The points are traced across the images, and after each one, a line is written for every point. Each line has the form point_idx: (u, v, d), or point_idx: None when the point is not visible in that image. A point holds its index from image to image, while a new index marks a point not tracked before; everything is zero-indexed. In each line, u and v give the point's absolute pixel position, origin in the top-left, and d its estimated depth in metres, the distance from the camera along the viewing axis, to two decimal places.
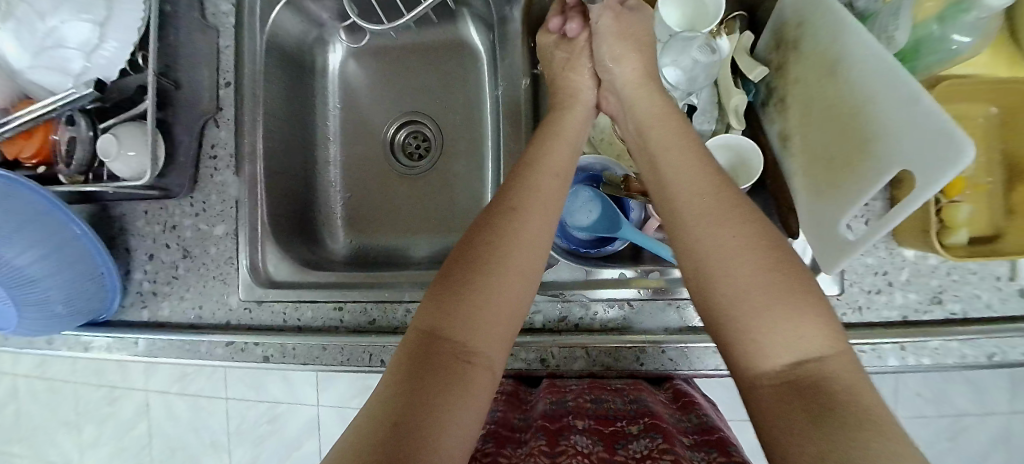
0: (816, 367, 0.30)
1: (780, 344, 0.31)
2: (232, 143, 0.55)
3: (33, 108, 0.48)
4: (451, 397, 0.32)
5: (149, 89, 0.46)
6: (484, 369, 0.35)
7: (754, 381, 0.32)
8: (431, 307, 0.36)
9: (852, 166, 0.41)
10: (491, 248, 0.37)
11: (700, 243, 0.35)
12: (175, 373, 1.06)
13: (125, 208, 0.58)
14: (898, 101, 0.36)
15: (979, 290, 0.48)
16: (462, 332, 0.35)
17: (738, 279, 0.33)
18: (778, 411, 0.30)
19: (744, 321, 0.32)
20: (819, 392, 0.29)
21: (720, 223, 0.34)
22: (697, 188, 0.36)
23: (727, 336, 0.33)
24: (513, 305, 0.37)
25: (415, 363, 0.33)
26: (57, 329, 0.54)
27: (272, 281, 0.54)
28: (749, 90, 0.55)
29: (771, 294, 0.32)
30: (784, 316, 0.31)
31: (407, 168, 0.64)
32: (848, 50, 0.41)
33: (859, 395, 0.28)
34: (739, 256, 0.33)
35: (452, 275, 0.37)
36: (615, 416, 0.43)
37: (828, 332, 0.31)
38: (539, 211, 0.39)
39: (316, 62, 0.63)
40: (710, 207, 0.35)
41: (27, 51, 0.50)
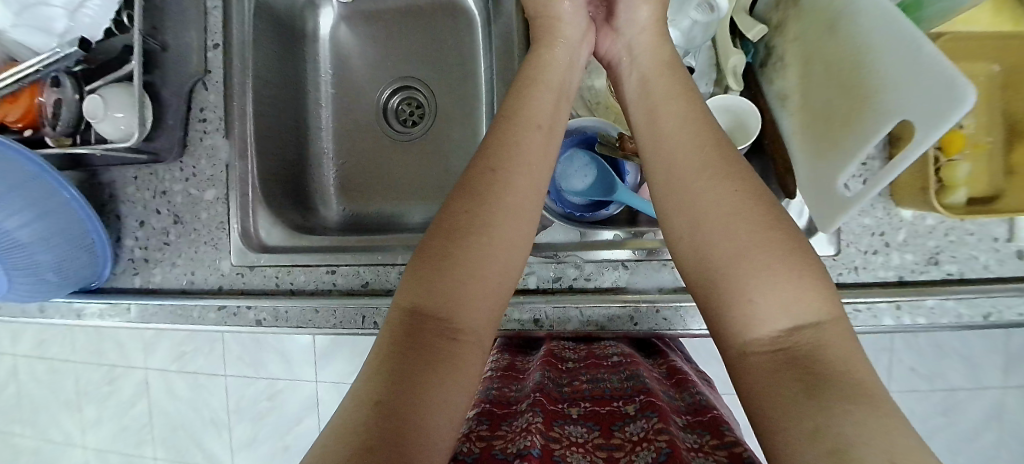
0: (811, 334, 0.30)
1: (774, 306, 0.31)
2: (221, 106, 0.54)
3: (17, 68, 0.48)
4: (439, 373, 0.32)
5: (135, 47, 0.45)
6: (472, 345, 0.34)
7: (745, 347, 0.31)
8: (415, 282, 0.35)
9: (851, 126, 0.41)
10: (471, 217, 0.36)
11: (700, 198, 0.35)
12: (174, 352, 1.07)
13: (115, 174, 0.57)
14: (902, 50, 0.36)
15: (977, 251, 0.47)
16: (447, 308, 0.34)
17: (727, 241, 0.33)
18: (771, 378, 0.29)
19: (732, 281, 0.32)
20: (810, 362, 0.28)
21: (714, 181, 0.35)
22: (694, 149, 0.37)
23: (716, 298, 0.33)
24: (500, 277, 0.37)
25: (400, 339, 0.33)
26: (46, 295, 0.54)
27: (265, 246, 0.54)
28: (748, 50, 0.53)
29: (769, 252, 0.31)
30: (779, 277, 0.31)
31: (401, 135, 0.63)
32: (849, 1, 0.40)
33: (851, 363, 0.28)
34: (733, 219, 0.33)
35: (435, 247, 0.36)
36: (612, 397, 0.41)
37: (825, 298, 0.31)
38: (524, 173, 0.39)
39: (306, 26, 0.61)
40: (712, 163, 0.36)
41: (8, 9, 0.49)
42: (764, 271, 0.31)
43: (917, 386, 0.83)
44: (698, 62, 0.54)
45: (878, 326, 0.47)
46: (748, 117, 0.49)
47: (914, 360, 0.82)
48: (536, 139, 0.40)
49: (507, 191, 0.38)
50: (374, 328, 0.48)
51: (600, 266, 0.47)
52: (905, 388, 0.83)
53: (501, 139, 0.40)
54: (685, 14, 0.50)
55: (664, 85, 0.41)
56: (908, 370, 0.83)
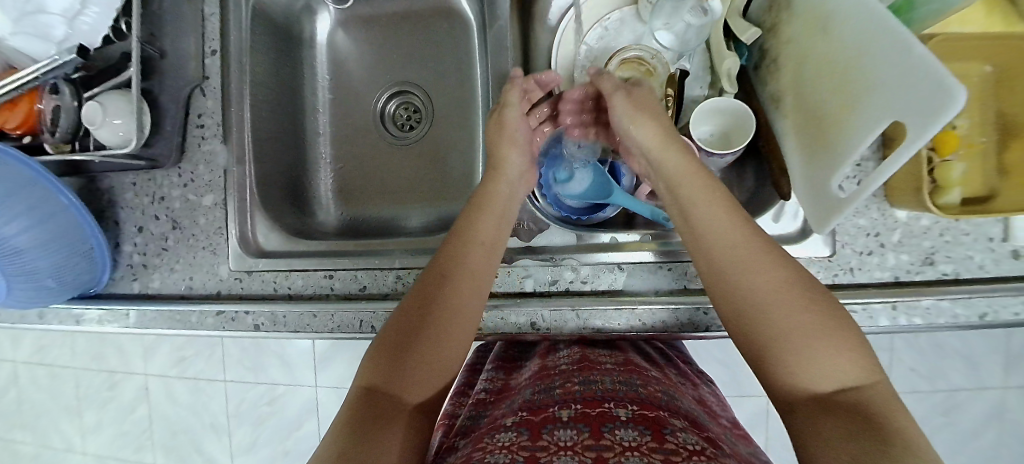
0: (855, 396, 0.30)
1: (822, 374, 0.31)
2: (219, 112, 0.54)
3: (16, 75, 0.48)
4: (391, 443, 0.32)
5: (133, 53, 0.46)
6: (418, 420, 0.35)
7: (793, 401, 0.32)
8: (377, 358, 0.37)
9: (834, 133, 0.42)
10: (427, 299, 0.39)
11: (733, 276, 0.35)
12: (174, 357, 1.06)
13: (114, 180, 0.57)
14: (888, 52, 0.36)
15: (972, 251, 0.47)
16: (402, 384, 0.36)
17: (776, 309, 0.33)
18: (816, 422, 0.30)
19: (779, 349, 0.32)
20: (862, 414, 0.29)
21: (749, 261, 0.35)
22: (723, 219, 0.37)
23: (762, 363, 0.34)
24: (454, 352, 0.39)
25: (356, 412, 0.33)
26: (47, 301, 0.55)
27: (262, 251, 0.54)
28: (742, 54, 0.53)
29: (810, 325, 0.32)
30: (827, 347, 0.31)
31: (398, 139, 0.63)
32: (837, 4, 0.40)
33: (900, 418, 0.28)
34: (775, 293, 0.34)
35: (399, 324, 0.38)
36: (603, 398, 0.39)
37: (864, 363, 0.32)
38: (472, 269, 0.41)
39: (303, 32, 0.62)
40: (736, 240, 0.36)
41: (8, 17, 0.49)
42: (811, 341, 0.32)
43: (918, 386, 0.83)
44: (693, 64, 0.54)
45: (875, 327, 0.47)
46: (743, 119, 0.49)
47: (914, 360, 0.82)
48: (491, 220, 0.44)
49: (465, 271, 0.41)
50: (372, 332, 0.48)
51: (597, 269, 0.47)
52: (906, 389, 0.83)
53: (464, 226, 0.43)
54: (677, 18, 0.50)
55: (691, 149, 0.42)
56: (909, 371, 0.83)
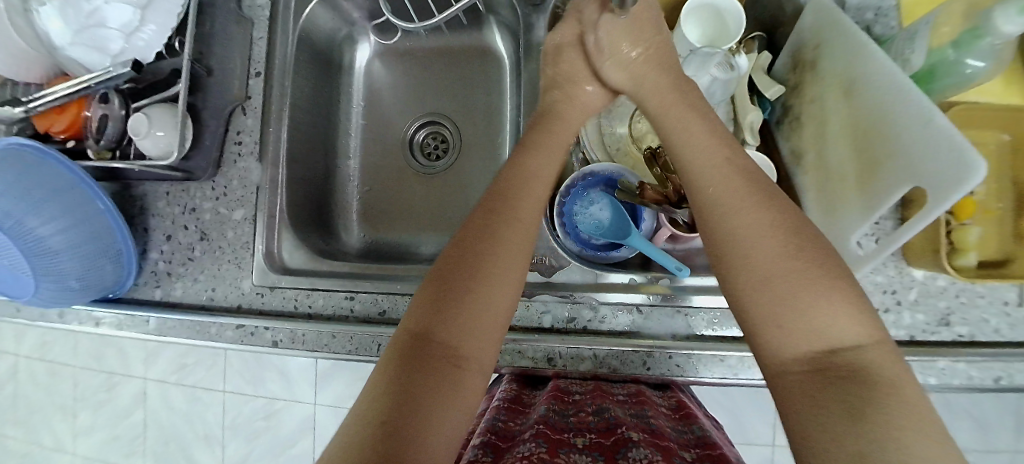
0: (854, 355, 0.28)
1: (813, 328, 0.29)
2: (257, 131, 0.56)
3: (70, 84, 0.50)
4: (439, 401, 0.33)
5: (184, 71, 0.48)
6: (473, 372, 0.36)
7: (781, 367, 0.30)
8: (421, 309, 0.37)
9: (875, 173, 0.41)
10: (476, 251, 0.39)
11: (729, 219, 0.33)
12: (176, 362, 1.06)
13: (147, 188, 0.59)
14: (914, 118, 0.37)
15: (988, 314, 0.48)
16: (451, 337, 0.36)
17: (766, 255, 0.31)
18: (805, 397, 0.28)
19: (767, 299, 0.30)
20: (857, 385, 0.26)
21: (739, 205, 0.33)
22: (719, 161, 0.36)
23: (753, 322, 0.31)
24: (500, 309, 0.38)
25: (404, 365, 0.34)
26: (70, 303, 0.56)
27: (286, 268, 0.55)
28: (765, 109, 0.56)
29: (800, 275, 0.30)
30: (820, 297, 0.29)
31: (424, 167, 0.65)
32: (864, 72, 0.42)
33: (899, 389, 0.26)
34: (765, 234, 0.31)
35: (441, 280, 0.38)
36: (616, 425, 0.39)
37: (865, 320, 0.29)
38: (525, 216, 0.41)
39: (343, 60, 0.64)
40: (734, 185, 0.34)
41: (70, 30, 0.51)
42: (806, 292, 0.29)
43: None
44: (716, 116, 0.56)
45: None
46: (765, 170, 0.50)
47: None
48: (531, 193, 0.42)
49: (510, 231, 0.40)
50: None
51: (615, 310, 0.48)
52: None
53: (507, 190, 0.42)
54: (705, 71, 0.53)
55: (690, 112, 0.40)
56: None
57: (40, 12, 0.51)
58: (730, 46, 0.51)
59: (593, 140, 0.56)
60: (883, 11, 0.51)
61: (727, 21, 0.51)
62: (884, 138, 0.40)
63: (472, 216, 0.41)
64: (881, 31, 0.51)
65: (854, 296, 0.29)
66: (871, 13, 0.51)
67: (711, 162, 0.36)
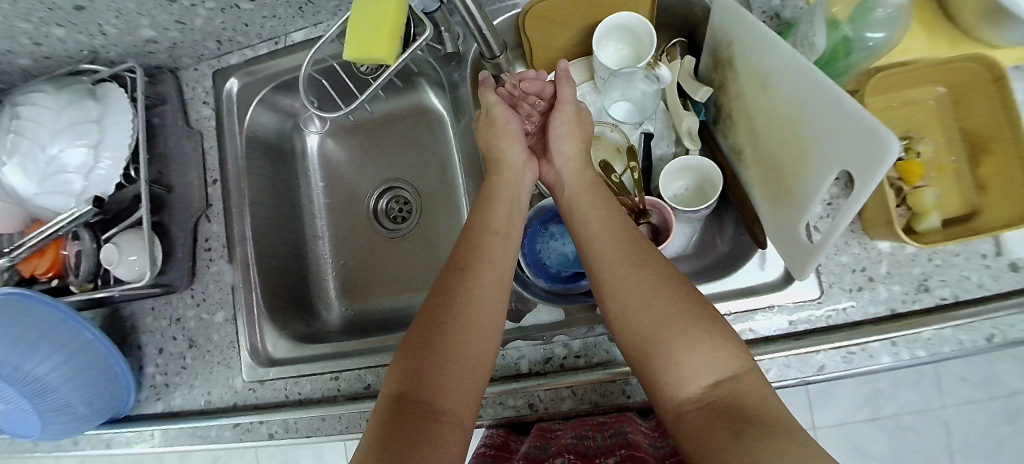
0: (730, 386, 0.32)
1: (698, 368, 0.33)
2: (223, 235, 0.59)
3: (41, 228, 0.53)
4: (424, 457, 0.34)
5: (143, 196, 0.53)
6: (452, 424, 0.36)
7: (679, 408, 0.34)
8: (400, 371, 0.39)
9: (797, 166, 0.42)
10: (447, 307, 0.40)
11: (618, 285, 0.39)
12: (208, 457, 1.08)
13: (134, 307, 0.62)
14: (825, 102, 0.37)
15: (967, 271, 0.47)
16: (428, 392, 0.37)
17: (649, 316, 0.36)
18: (698, 432, 0.32)
19: (663, 346, 0.35)
20: (736, 412, 0.31)
21: (626, 270, 0.39)
22: (607, 233, 0.42)
23: (649, 371, 0.36)
24: (475, 360, 0.39)
25: (388, 428, 0.35)
26: (79, 430, 0.58)
27: (272, 359, 0.56)
28: (699, 111, 0.56)
29: (681, 321, 0.35)
30: (695, 342, 0.34)
31: (391, 232, 0.67)
32: (774, 65, 0.43)
33: (770, 406, 0.31)
34: (651, 291, 0.37)
35: (415, 338, 0.40)
36: (594, 452, 0.40)
37: (739, 353, 0.34)
38: (492, 266, 0.43)
39: (296, 147, 0.67)
40: (620, 254, 0.40)
41: (32, 178, 0.52)
42: (690, 336, 0.34)
43: (973, 395, 0.78)
44: (655, 126, 0.57)
45: (880, 365, 0.45)
46: (712, 174, 0.53)
47: (961, 368, 0.79)
48: (496, 242, 0.45)
49: (479, 280, 0.42)
50: None
51: (589, 342, 0.48)
52: (961, 401, 0.79)
53: (473, 241, 0.45)
54: (633, 87, 0.55)
55: (589, 194, 0.47)
56: (959, 380, 0.79)
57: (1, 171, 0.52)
58: (647, 61, 0.53)
59: None
60: None
61: (639, 36, 0.54)
62: (805, 129, 0.40)
63: (441, 272, 0.44)
64: (790, 15, 0.51)
65: (724, 335, 0.34)
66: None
67: (601, 236, 0.42)
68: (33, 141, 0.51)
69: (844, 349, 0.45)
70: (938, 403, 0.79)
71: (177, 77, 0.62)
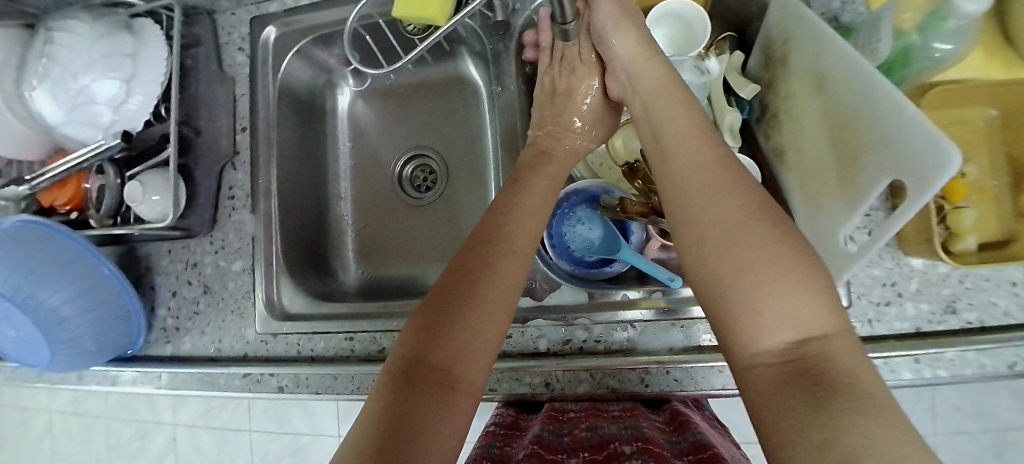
0: (818, 346, 0.31)
1: (782, 322, 0.32)
2: (248, 184, 0.58)
3: (66, 159, 0.53)
4: (435, 422, 0.34)
5: (172, 136, 0.51)
6: (466, 395, 0.36)
7: (755, 359, 0.33)
8: (415, 334, 0.38)
9: (851, 156, 0.41)
10: (470, 274, 0.40)
11: (704, 216, 0.36)
12: (202, 406, 1.08)
13: (151, 248, 0.61)
14: (886, 110, 0.36)
15: (995, 297, 0.46)
16: (443, 359, 0.36)
17: (736, 253, 0.34)
18: (775, 387, 0.31)
19: (743, 292, 0.33)
20: (823, 376, 0.29)
21: (717, 200, 0.36)
22: (693, 162, 0.39)
23: (727, 317, 0.34)
24: (493, 333, 0.39)
25: (400, 389, 0.35)
26: (87, 364, 0.57)
27: (287, 313, 0.56)
28: (744, 108, 0.55)
29: (771, 267, 0.32)
30: (786, 291, 0.32)
31: (415, 200, 0.66)
32: (834, 63, 0.41)
33: (861, 374, 0.29)
34: (741, 226, 0.35)
35: (437, 300, 0.39)
36: (609, 442, 0.40)
37: (833, 312, 0.32)
38: (521, 239, 0.43)
39: (326, 104, 0.66)
40: (712, 181, 0.37)
41: (61, 107, 0.51)
42: (779, 286, 0.32)
43: (965, 426, 0.79)
44: (697, 119, 0.56)
45: (898, 381, 0.45)
46: (750, 174, 0.51)
47: (957, 399, 0.79)
48: (526, 213, 0.45)
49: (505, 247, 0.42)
50: None
51: (610, 327, 0.48)
52: (953, 430, 0.79)
53: (499, 212, 0.45)
54: (678, 77, 0.53)
55: (667, 115, 0.43)
56: (953, 410, 0.79)
57: (33, 97, 0.51)
58: (697, 51, 0.51)
59: (576, 159, 0.58)
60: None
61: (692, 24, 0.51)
62: (859, 130, 0.39)
63: (469, 237, 0.43)
64: (850, 19, 0.50)
65: (818, 289, 0.32)
66: (838, 2, 0.50)
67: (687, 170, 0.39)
68: (65, 69, 0.50)
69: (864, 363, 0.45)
70: (930, 429, 0.80)
71: (213, 19, 0.61)
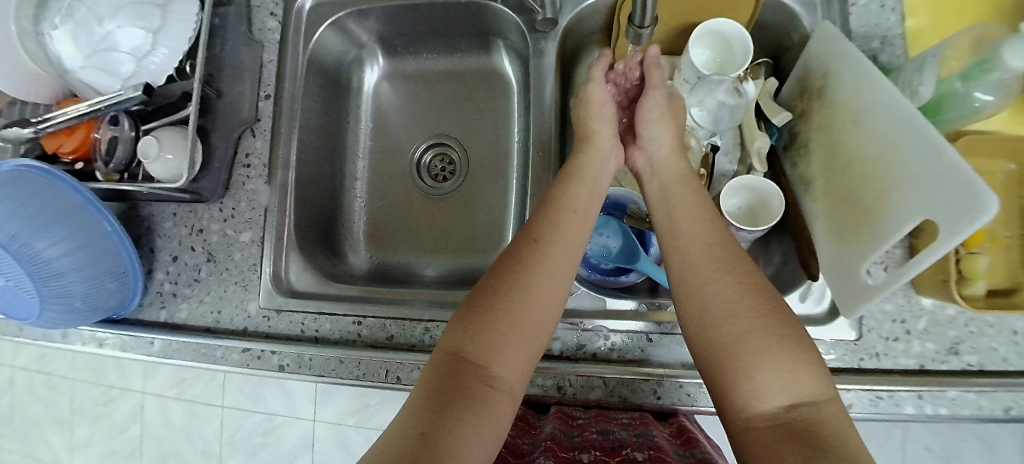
0: (810, 411, 0.31)
1: (775, 387, 0.32)
2: (266, 153, 0.56)
3: (80, 106, 0.50)
4: (474, 415, 0.34)
5: (194, 96, 0.49)
6: (504, 394, 0.36)
7: (746, 423, 0.33)
8: (456, 328, 0.38)
9: (874, 218, 0.42)
10: (517, 274, 0.40)
11: (705, 284, 0.37)
12: (174, 376, 1.04)
13: (156, 208, 0.59)
14: (921, 152, 0.37)
15: (996, 343, 0.48)
16: (485, 355, 0.36)
17: (731, 323, 0.35)
18: (767, 451, 0.30)
19: (742, 358, 0.34)
20: (813, 437, 0.29)
21: (717, 269, 0.38)
22: (704, 230, 0.40)
23: (722, 377, 0.35)
24: (538, 332, 0.39)
25: (440, 382, 0.35)
26: (75, 324, 0.55)
27: (293, 290, 0.55)
28: (772, 134, 0.56)
29: (766, 335, 0.34)
30: (777, 358, 0.33)
31: (431, 188, 0.65)
32: (871, 104, 0.42)
33: (849, 438, 0.29)
34: (740, 296, 0.36)
35: (482, 298, 0.39)
36: (621, 447, 0.40)
37: (823, 382, 0.33)
38: (564, 243, 0.42)
39: (352, 80, 0.65)
40: (714, 256, 0.38)
41: (82, 52, 0.53)
42: (771, 354, 0.33)
43: None
44: (724, 140, 0.58)
45: (900, 414, 0.47)
46: (772, 200, 0.52)
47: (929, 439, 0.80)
48: (570, 221, 0.43)
49: (556, 242, 0.42)
50: (396, 383, 0.49)
51: (626, 337, 0.48)
52: None
53: (553, 203, 0.44)
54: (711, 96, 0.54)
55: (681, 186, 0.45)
56: (923, 450, 0.79)
57: (53, 37, 0.53)
58: (737, 73, 0.51)
59: None
60: (890, 40, 0.51)
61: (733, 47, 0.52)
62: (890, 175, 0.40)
63: (516, 235, 0.43)
64: (887, 59, 0.51)
65: (808, 360, 0.33)
66: (878, 42, 0.51)
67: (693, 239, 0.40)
68: (92, 12, 0.53)
69: (868, 394, 0.46)
70: None
71: None
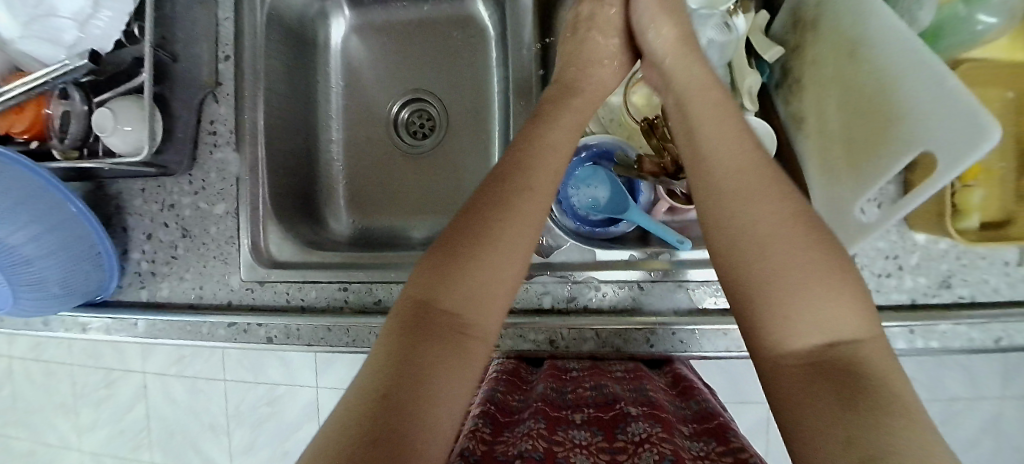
0: (848, 349, 0.30)
1: (812, 323, 0.31)
2: (232, 119, 0.53)
3: (26, 79, 0.46)
4: (443, 366, 0.33)
5: (146, 61, 0.45)
6: (479, 341, 0.35)
7: (778, 359, 0.32)
8: (424, 275, 0.36)
9: (871, 151, 0.40)
10: (487, 212, 0.37)
11: (739, 213, 0.34)
12: (173, 356, 1.04)
13: (122, 186, 0.56)
14: (924, 85, 0.35)
15: (988, 275, 0.47)
16: (456, 303, 0.35)
17: (771, 255, 0.33)
18: (804, 393, 0.29)
19: (780, 294, 0.32)
20: (854, 377, 0.28)
21: (761, 196, 0.34)
22: (735, 151, 0.37)
23: (754, 313, 0.33)
24: (512, 272, 0.36)
25: (408, 331, 0.34)
26: (54, 308, 0.53)
27: (275, 261, 0.53)
28: (763, 72, 0.53)
29: (808, 268, 0.32)
30: (819, 294, 0.31)
31: (411, 147, 0.63)
32: (870, 36, 0.39)
33: (892, 378, 0.28)
34: (782, 228, 0.33)
35: (451, 242, 0.36)
36: (614, 401, 0.40)
37: (863, 318, 0.31)
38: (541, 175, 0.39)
39: (318, 36, 0.61)
40: (750, 184, 0.35)
41: (20, 20, 0.48)
42: (812, 290, 0.31)
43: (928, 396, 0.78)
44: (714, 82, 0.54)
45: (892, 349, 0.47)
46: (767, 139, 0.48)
47: None
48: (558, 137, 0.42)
49: (522, 182, 0.38)
50: None
51: (618, 288, 0.47)
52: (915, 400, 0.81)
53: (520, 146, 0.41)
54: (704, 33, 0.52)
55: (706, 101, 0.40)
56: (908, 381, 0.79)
57: None
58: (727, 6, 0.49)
59: None
60: None
61: None
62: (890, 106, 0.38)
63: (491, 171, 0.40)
64: None
65: (850, 295, 0.31)
66: None
67: (724, 163, 0.37)
68: None
69: None
70: None
71: None
